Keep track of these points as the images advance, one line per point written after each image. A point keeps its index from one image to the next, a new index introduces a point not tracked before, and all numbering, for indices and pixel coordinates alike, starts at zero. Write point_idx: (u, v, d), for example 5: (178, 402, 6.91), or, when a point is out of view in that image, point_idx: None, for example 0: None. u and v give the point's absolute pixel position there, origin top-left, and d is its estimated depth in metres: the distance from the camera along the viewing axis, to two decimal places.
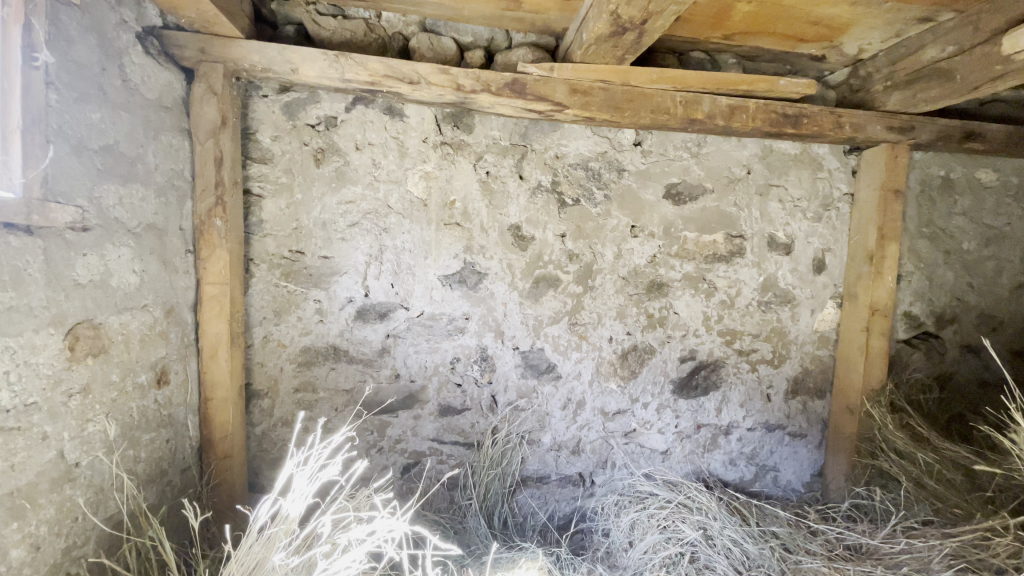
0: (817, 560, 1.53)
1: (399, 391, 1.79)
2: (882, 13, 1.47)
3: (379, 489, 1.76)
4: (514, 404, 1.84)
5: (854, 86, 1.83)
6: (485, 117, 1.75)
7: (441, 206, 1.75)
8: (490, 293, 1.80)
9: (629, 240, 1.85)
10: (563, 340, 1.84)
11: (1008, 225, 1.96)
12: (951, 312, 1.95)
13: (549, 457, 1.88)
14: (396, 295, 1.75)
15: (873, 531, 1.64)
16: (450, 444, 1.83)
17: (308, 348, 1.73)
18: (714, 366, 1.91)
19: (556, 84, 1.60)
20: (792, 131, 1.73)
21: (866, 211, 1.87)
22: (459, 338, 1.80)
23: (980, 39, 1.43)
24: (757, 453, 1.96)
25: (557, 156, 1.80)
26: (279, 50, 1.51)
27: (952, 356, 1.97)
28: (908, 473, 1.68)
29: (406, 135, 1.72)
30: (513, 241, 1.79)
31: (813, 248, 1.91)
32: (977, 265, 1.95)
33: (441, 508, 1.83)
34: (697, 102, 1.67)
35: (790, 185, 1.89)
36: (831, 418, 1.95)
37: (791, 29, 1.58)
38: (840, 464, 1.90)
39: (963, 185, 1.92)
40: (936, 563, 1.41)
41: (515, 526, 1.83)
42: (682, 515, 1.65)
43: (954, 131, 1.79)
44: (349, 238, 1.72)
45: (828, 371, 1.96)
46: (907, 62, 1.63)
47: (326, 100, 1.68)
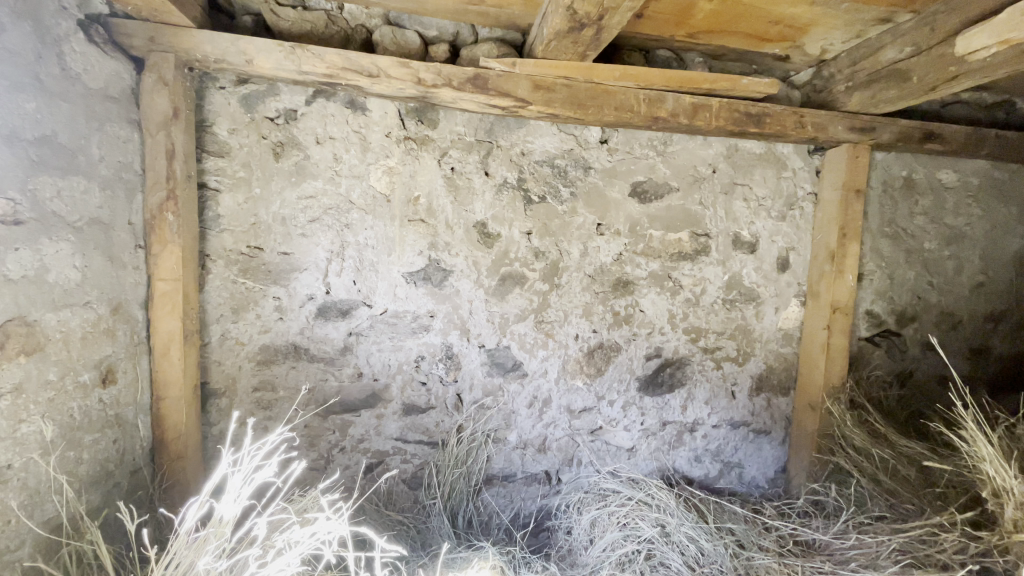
0: (769, 556, 1.54)
1: (362, 390, 1.76)
2: (841, 14, 1.48)
3: (326, 490, 1.73)
4: (480, 402, 1.83)
5: (818, 86, 1.85)
6: (450, 112, 1.73)
7: (405, 202, 1.72)
8: (455, 290, 1.77)
9: (595, 238, 1.84)
10: (529, 338, 1.83)
11: (968, 225, 1.99)
12: (911, 311, 1.99)
13: (515, 455, 1.87)
14: (358, 293, 1.72)
15: (826, 527, 1.65)
16: (414, 443, 1.80)
17: (267, 346, 1.69)
18: (680, 363, 1.92)
19: (519, 80, 1.59)
20: (755, 130, 1.73)
21: (828, 210, 1.89)
22: (423, 336, 1.77)
23: (936, 39, 1.45)
24: (722, 450, 1.97)
25: (523, 152, 1.78)
26: (233, 40, 1.47)
27: (911, 354, 2.00)
28: (864, 469, 1.70)
29: (368, 130, 1.69)
30: (479, 238, 1.77)
31: (778, 247, 1.93)
32: (937, 264, 1.99)
33: (405, 507, 1.81)
34: (660, 100, 1.66)
35: (755, 184, 1.90)
36: (795, 416, 1.97)
37: (753, 28, 1.58)
38: (802, 461, 1.92)
39: (923, 185, 1.95)
40: (883, 558, 1.42)
41: (480, 525, 1.82)
42: (641, 512, 1.66)
43: (914, 132, 1.81)
44: (309, 234, 1.68)
45: (792, 368, 1.98)
46: (867, 63, 1.65)
47: (286, 93, 1.64)
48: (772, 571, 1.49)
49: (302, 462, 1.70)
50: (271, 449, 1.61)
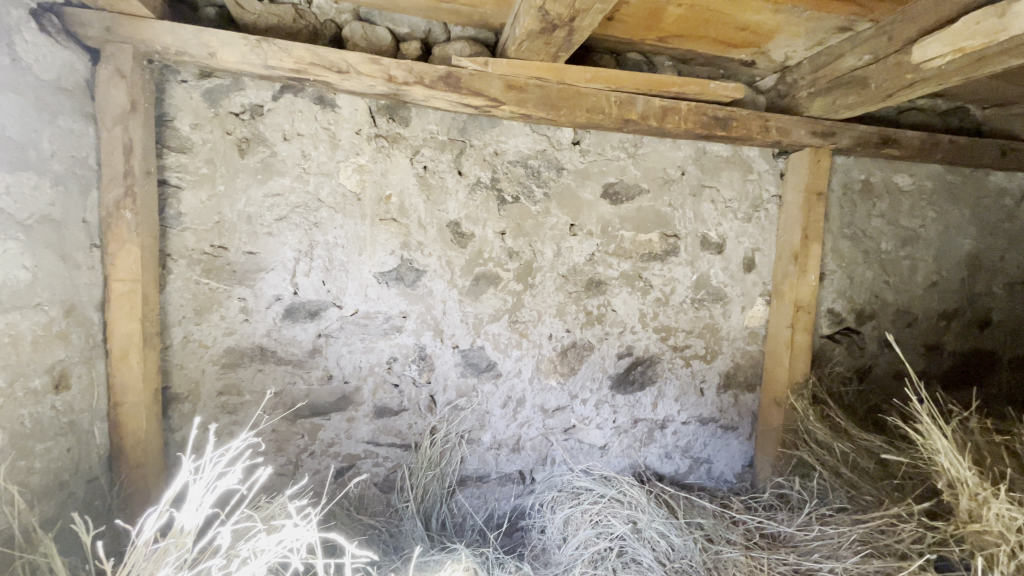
0: (736, 549, 1.57)
1: (332, 393, 1.72)
2: (803, 21, 1.53)
3: (294, 496, 1.69)
4: (454, 403, 1.81)
5: (781, 92, 1.91)
6: (422, 111, 1.71)
7: (375, 201, 1.70)
8: (428, 290, 1.76)
9: (568, 238, 1.85)
10: (503, 338, 1.83)
11: (922, 227, 2.09)
12: (870, 309, 2.07)
13: (489, 456, 1.86)
14: (327, 293, 1.69)
15: (791, 519, 1.69)
16: (387, 446, 1.78)
17: (233, 349, 1.64)
18: (650, 362, 1.95)
19: (491, 79, 1.58)
20: (722, 133, 1.77)
21: (792, 212, 1.95)
22: (396, 337, 1.75)
23: (893, 48, 1.51)
24: (692, 446, 2.02)
25: (497, 152, 1.78)
26: (195, 32, 1.42)
27: (870, 351, 2.08)
28: (826, 462, 1.75)
29: (338, 126, 1.66)
30: (452, 238, 1.76)
31: (744, 248, 1.98)
32: (893, 264, 2.07)
33: (377, 511, 1.78)
34: (630, 102, 1.68)
35: (722, 186, 1.94)
36: (761, 411, 2.03)
37: (720, 33, 1.62)
38: (768, 455, 1.97)
39: (881, 189, 2.04)
40: (844, 549, 1.46)
41: (453, 527, 1.81)
42: (613, 509, 1.67)
43: (872, 138, 1.89)
44: (276, 233, 1.64)
45: (757, 365, 2.04)
46: (828, 70, 1.71)
47: (251, 88, 1.60)
48: (739, 564, 1.51)
49: (268, 468, 1.65)
50: (235, 456, 1.56)
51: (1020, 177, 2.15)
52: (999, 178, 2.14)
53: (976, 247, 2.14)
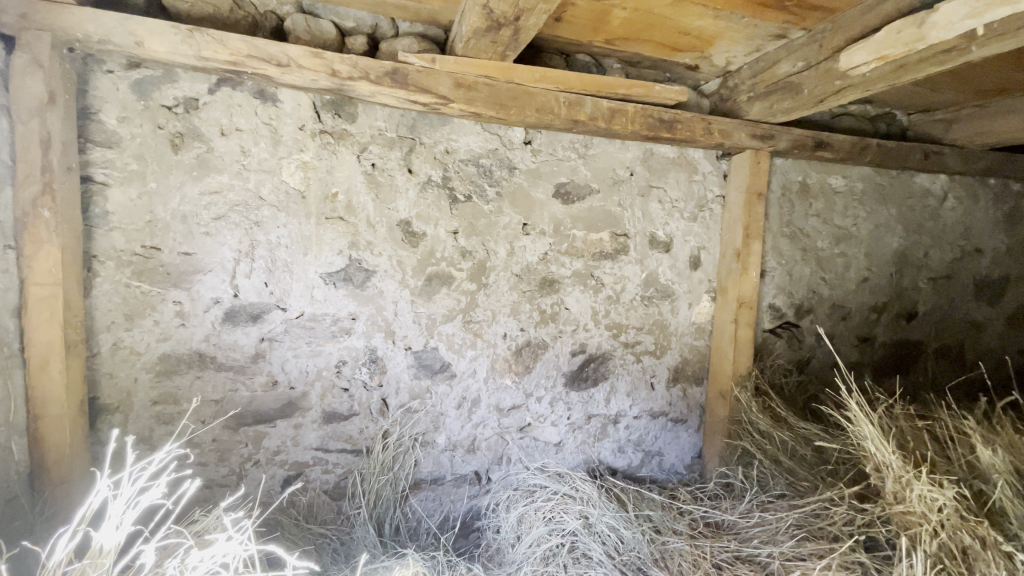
0: (682, 539, 1.61)
1: (276, 399, 1.66)
2: (741, 28, 1.59)
3: (228, 508, 1.60)
4: (407, 405, 1.78)
5: (724, 96, 1.98)
6: (369, 107, 1.67)
7: (321, 199, 1.64)
8: (379, 291, 1.72)
9: (521, 237, 1.85)
10: (457, 338, 1.81)
11: (854, 225, 2.21)
12: (808, 304, 2.17)
13: (444, 457, 1.84)
14: (271, 295, 1.62)
15: (734, 508, 1.75)
16: (337, 452, 1.73)
17: (168, 355, 1.55)
18: (603, 358, 1.98)
19: (439, 76, 1.56)
20: (668, 135, 1.82)
21: (734, 211, 2.02)
22: (344, 340, 1.70)
23: (823, 55, 1.58)
24: (644, 440, 2.06)
25: (447, 150, 1.75)
26: (120, 19, 1.33)
27: (808, 343, 2.19)
28: (767, 451, 1.82)
29: (280, 122, 1.60)
30: (403, 237, 1.73)
31: (690, 247, 2.04)
32: (829, 261, 2.19)
33: (328, 519, 1.73)
34: (579, 103, 1.70)
35: (669, 187, 2.00)
36: (708, 404, 2.09)
37: (664, 37, 1.66)
38: (715, 446, 2.04)
39: (816, 190, 2.14)
40: (781, 533, 1.52)
41: (408, 531, 1.78)
42: (566, 506, 1.69)
43: (807, 141, 1.98)
44: (214, 233, 1.56)
45: (704, 360, 2.10)
46: (766, 75, 1.78)
47: (185, 80, 1.51)
48: (684, 553, 1.55)
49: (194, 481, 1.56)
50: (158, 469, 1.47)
51: (941, 179, 2.31)
52: (922, 180, 2.29)
53: (903, 245, 2.29)
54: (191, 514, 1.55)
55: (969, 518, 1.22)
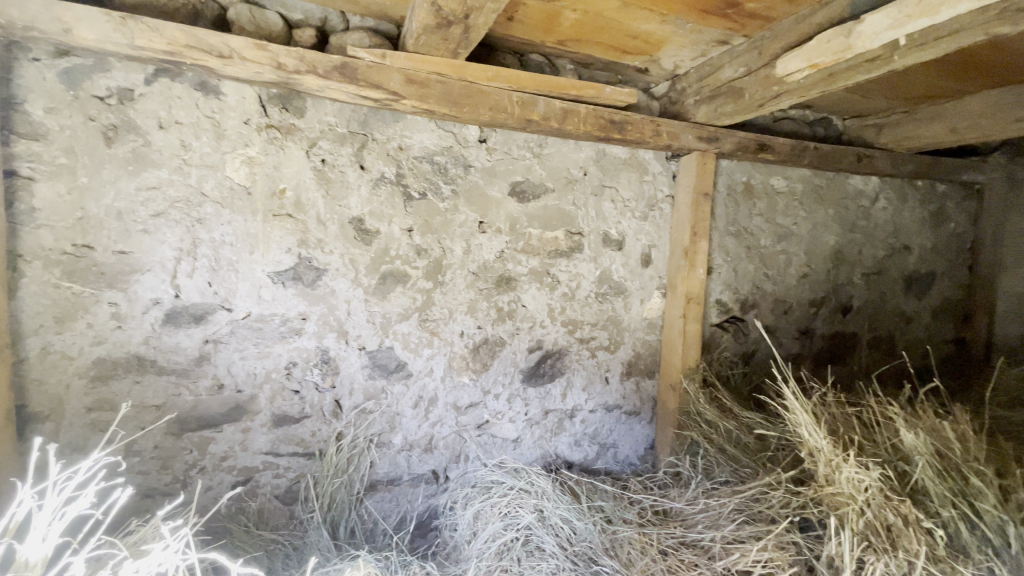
0: (631, 528, 1.65)
1: (223, 403, 1.60)
2: (686, 33, 1.65)
3: (167, 516, 1.52)
4: (361, 406, 1.75)
5: (672, 98, 2.04)
6: (319, 101, 1.63)
7: (268, 195, 1.59)
8: (330, 290, 1.68)
9: (477, 235, 1.85)
10: (413, 337, 1.80)
11: (794, 224, 2.33)
12: (752, 299, 2.28)
13: (401, 458, 1.82)
14: (215, 296, 1.56)
15: (682, 495, 1.81)
16: (288, 456, 1.69)
17: (103, 359, 1.47)
18: (559, 354, 2.01)
19: (390, 72, 1.54)
20: (619, 135, 1.87)
21: (683, 211, 2.09)
22: (294, 340, 1.66)
23: (762, 61, 1.66)
24: (599, 433, 2.11)
25: (401, 147, 1.73)
26: (46, 4, 1.25)
27: (753, 336, 2.30)
28: (713, 440, 1.89)
29: (223, 115, 1.54)
30: (355, 235, 1.69)
31: (642, 245, 2.10)
32: (771, 258, 2.30)
33: (280, 524, 1.69)
34: (532, 103, 1.72)
35: (621, 186, 2.05)
36: (659, 396, 2.16)
37: (614, 40, 1.70)
38: (666, 437, 2.11)
39: (760, 191, 2.25)
40: (723, 518, 1.58)
41: (364, 533, 1.76)
42: (521, 500, 1.71)
43: (750, 144, 2.07)
44: (153, 230, 1.49)
45: (656, 354, 2.17)
46: (710, 79, 1.85)
47: (119, 69, 1.44)
48: (633, 541, 1.60)
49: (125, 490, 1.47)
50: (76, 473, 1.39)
51: (873, 180, 2.47)
52: (856, 181, 2.43)
53: (839, 242, 2.43)
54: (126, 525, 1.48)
55: (892, 497, 1.32)
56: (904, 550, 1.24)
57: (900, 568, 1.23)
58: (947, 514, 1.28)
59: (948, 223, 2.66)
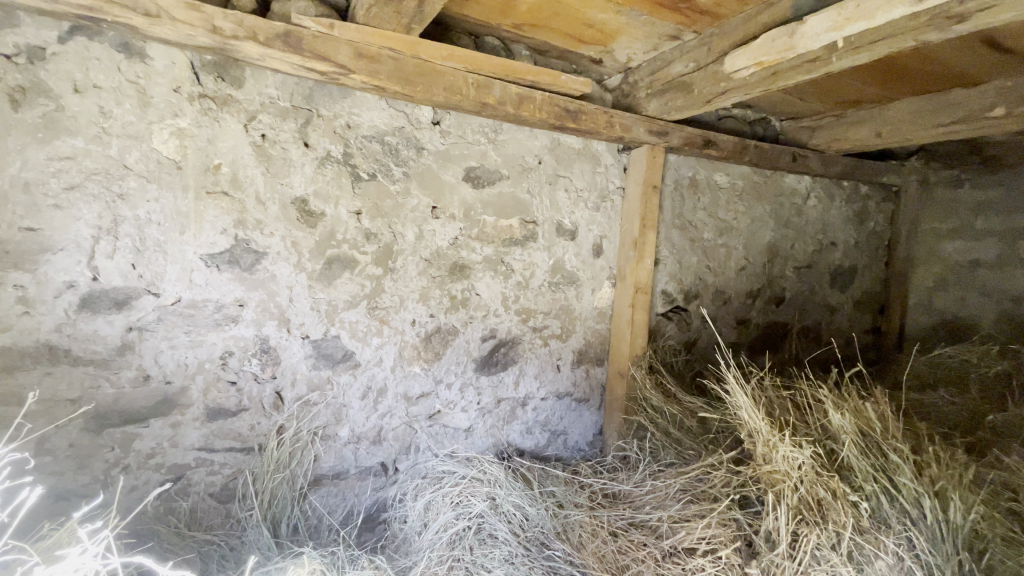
0: (582, 511, 1.67)
1: (149, 396, 1.48)
2: (640, 26, 1.66)
3: (86, 518, 1.39)
4: (304, 398, 1.67)
5: (625, 91, 2.07)
6: (259, 72, 1.53)
7: (201, 171, 1.47)
8: (271, 275, 1.58)
9: (430, 221, 1.80)
10: (362, 326, 1.72)
11: (735, 219, 2.43)
12: (695, 290, 2.37)
13: (347, 451, 1.75)
14: (139, 279, 1.43)
15: (630, 478, 1.85)
16: (224, 451, 1.58)
17: (8, 349, 1.32)
18: (512, 343, 2.00)
19: (338, 44, 1.46)
20: (573, 125, 1.87)
21: (633, 202, 2.13)
22: (230, 329, 1.55)
23: (711, 58, 1.71)
24: (550, 420, 2.13)
25: (349, 125, 1.65)
26: None
27: (695, 325, 2.38)
28: (658, 424, 1.94)
29: (150, 81, 1.41)
30: (298, 217, 1.60)
31: (594, 235, 2.12)
32: (714, 251, 2.39)
33: (215, 524, 1.58)
34: (487, 86, 1.69)
35: (574, 177, 2.06)
36: (608, 383, 2.21)
37: (570, 28, 1.69)
38: (614, 422, 2.16)
39: (705, 185, 2.33)
40: (669, 497, 1.62)
41: (308, 530, 1.68)
42: (473, 489, 1.69)
43: (697, 139, 2.14)
44: (66, 206, 1.34)
45: (606, 342, 2.21)
46: (661, 74, 1.89)
47: (27, 24, 1.28)
48: (584, 524, 1.61)
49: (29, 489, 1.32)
50: None
51: (806, 180, 2.62)
52: (791, 180, 2.58)
53: (775, 237, 2.56)
54: (36, 529, 1.34)
55: (823, 473, 1.40)
56: (833, 522, 1.32)
57: (830, 539, 1.31)
58: (871, 488, 1.38)
59: (870, 221, 2.86)
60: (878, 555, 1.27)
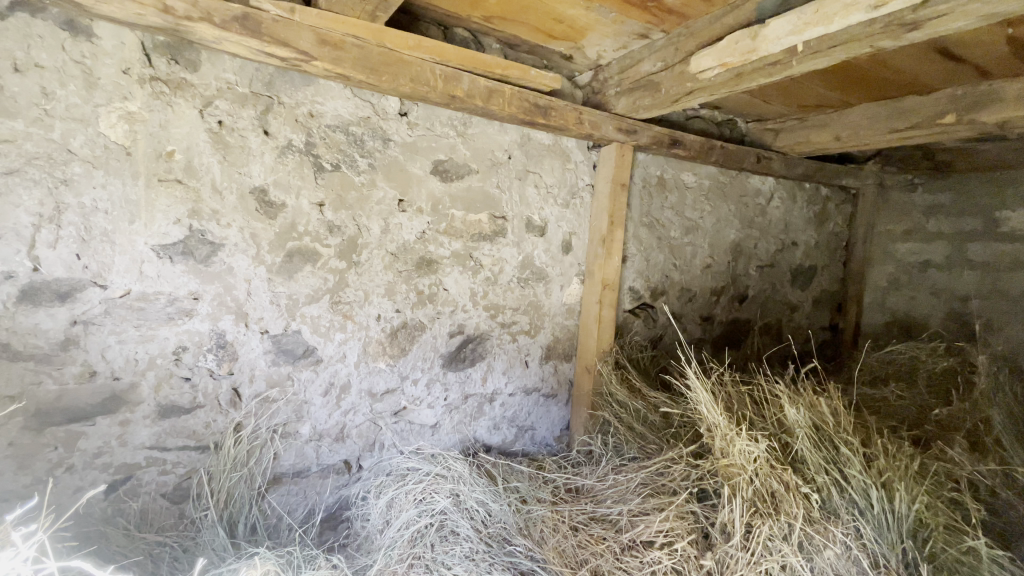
0: (544, 506, 1.68)
1: (96, 393, 1.41)
2: (609, 23, 1.67)
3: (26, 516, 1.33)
4: (263, 395, 1.62)
5: (595, 88, 2.07)
6: (216, 56, 1.47)
7: (153, 157, 1.41)
8: (227, 268, 1.53)
9: (396, 214, 1.77)
10: (324, 321, 1.68)
11: (701, 218, 2.48)
12: (662, 287, 2.40)
13: (309, 449, 1.71)
14: (85, 270, 1.36)
15: (593, 472, 1.86)
16: (177, 450, 1.52)
17: None
18: (480, 339, 1.99)
19: (300, 29, 1.41)
20: (542, 120, 1.87)
21: (602, 200, 2.14)
22: (184, 323, 1.49)
23: (678, 58, 1.72)
24: (518, 416, 2.13)
25: (312, 114, 1.61)
26: None
27: (662, 321, 2.42)
28: (623, 419, 1.96)
29: (97, 62, 1.34)
30: (257, 207, 1.55)
31: (563, 232, 2.13)
32: (680, 249, 2.43)
33: (166, 525, 1.52)
34: (455, 78, 1.67)
35: (544, 173, 2.05)
36: (576, 379, 2.22)
37: (540, 22, 1.68)
38: (581, 416, 2.17)
39: (672, 184, 2.36)
40: (631, 491, 1.64)
41: (266, 529, 1.64)
42: (437, 486, 1.68)
43: (664, 139, 2.16)
44: (3, 191, 1.26)
45: (574, 338, 2.22)
46: (630, 72, 1.90)
47: None
48: (546, 519, 1.62)
49: None
50: None
51: (770, 181, 2.69)
52: (756, 181, 2.64)
53: (739, 237, 2.62)
54: None
55: (777, 466, 1.44)
56: (784, 513, 1.37)
57: (781, 530, 1.35)
58: (822, 480, 1.43)
59: (830, 223, 2.96)
60: (827, 545, 1.32)
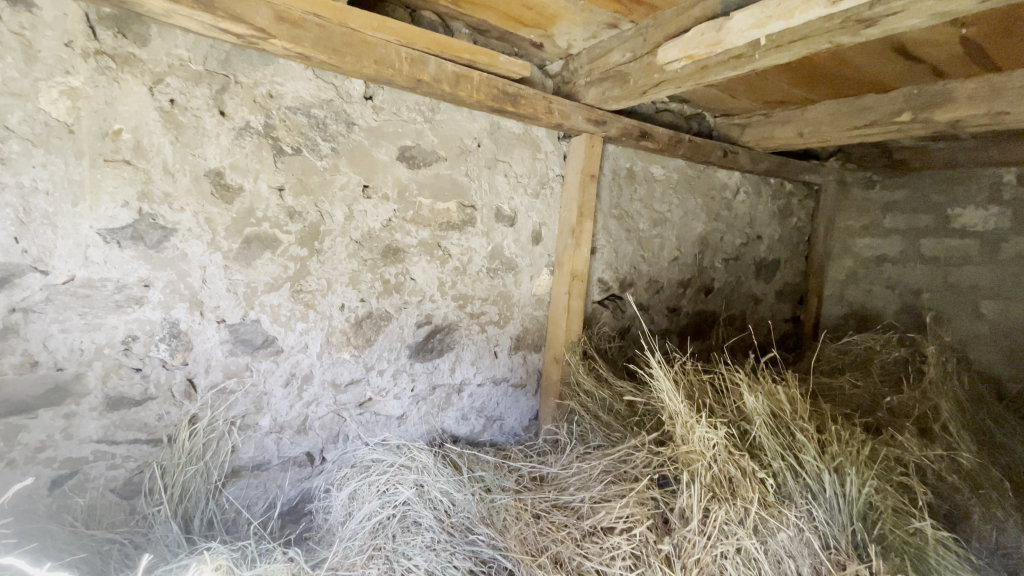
0: (508, 495, 1.68)
1: (37, 385, 1.34)
2: (578, 11, 1.66)
3: None
4: (220, 386, 1.57)
5: (565, 78, 2.07)
6: (168, 31, 1.40)
7: (98, 136, 1.33)
8: (180, 254, 1.46)
9: (361, 201, 1.73)
10: (285, 310, 1.64)
11: (670, 211, 2.51)
12: (630, 279, 2.42)
13: (269, 441, 1.67)
14: (23, 255, 1.28)
15: (558, 461, 1.87)
16: (127, 444, 1.46)
17: None
18: (448, 329, 1.97)
19: (256, 5, 1.35)
20: (511, 109, 1.85)
21: (571, 190, 2.14)
22: (133, 311, 1.42)
23: (647, 49, 1.73)
24: (486, 406, 2.12)
25: (271, 95, 1.55)
26: None
27: (630, 312, 2.45)
28: (589, 408, 1.97)
29: (36, 33, 1.25)
30: (213, 191, 1.49)
31: (532, 222, 2.12)
32: (648, 241, 2.46)
33: (116, 522, 1.46)
34: (422, 62, 1.64)
35: (513, 162, 2.04)
36: (544, 369, 2.22)
37: (509, 8, 1.66)
38: (549, 406, 2.18)
39: (641, 177, 2.38)
40: (594, 478, 1.65)
41: (224, 524, 1.59)
42: (401, 477, 1.66)
43: (633, 131, 2.17)
44: None
45: (543, 329, 2.22)
46: (600, 62, 1.90)
47: None
48: (509, 508, 1.62)
49: None
50: None
51: (736, 175, 2.73)
52: (722, 175, 2.68)
53: (706, 229, 2.66)
54: None
55: (735, 452, 1.47)
56: (741, 498, 1.40)
57: (737, 514, 1.38)
58: (777, 465, 1.47)
59: (793, 217, 3.04)
60: (780, 528, 1.35)
